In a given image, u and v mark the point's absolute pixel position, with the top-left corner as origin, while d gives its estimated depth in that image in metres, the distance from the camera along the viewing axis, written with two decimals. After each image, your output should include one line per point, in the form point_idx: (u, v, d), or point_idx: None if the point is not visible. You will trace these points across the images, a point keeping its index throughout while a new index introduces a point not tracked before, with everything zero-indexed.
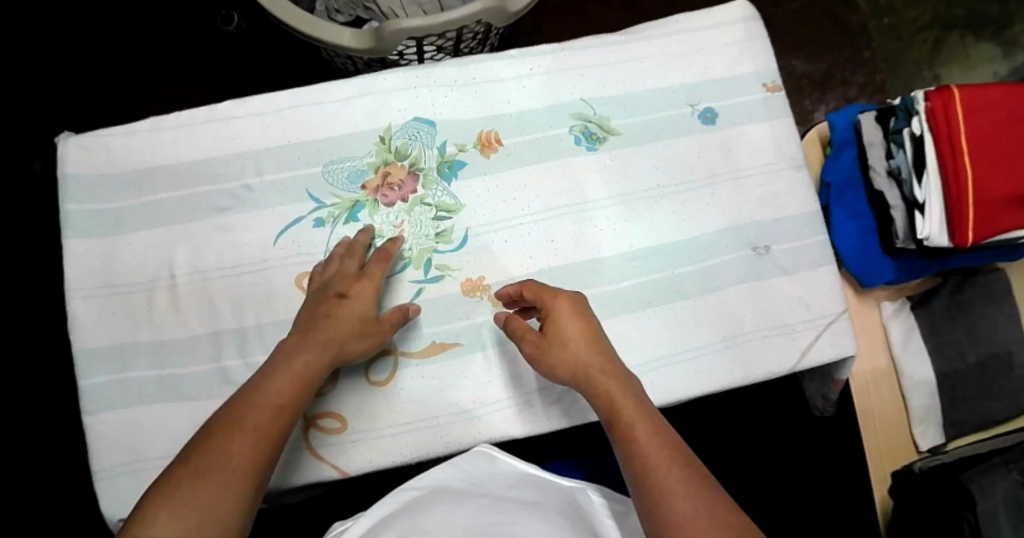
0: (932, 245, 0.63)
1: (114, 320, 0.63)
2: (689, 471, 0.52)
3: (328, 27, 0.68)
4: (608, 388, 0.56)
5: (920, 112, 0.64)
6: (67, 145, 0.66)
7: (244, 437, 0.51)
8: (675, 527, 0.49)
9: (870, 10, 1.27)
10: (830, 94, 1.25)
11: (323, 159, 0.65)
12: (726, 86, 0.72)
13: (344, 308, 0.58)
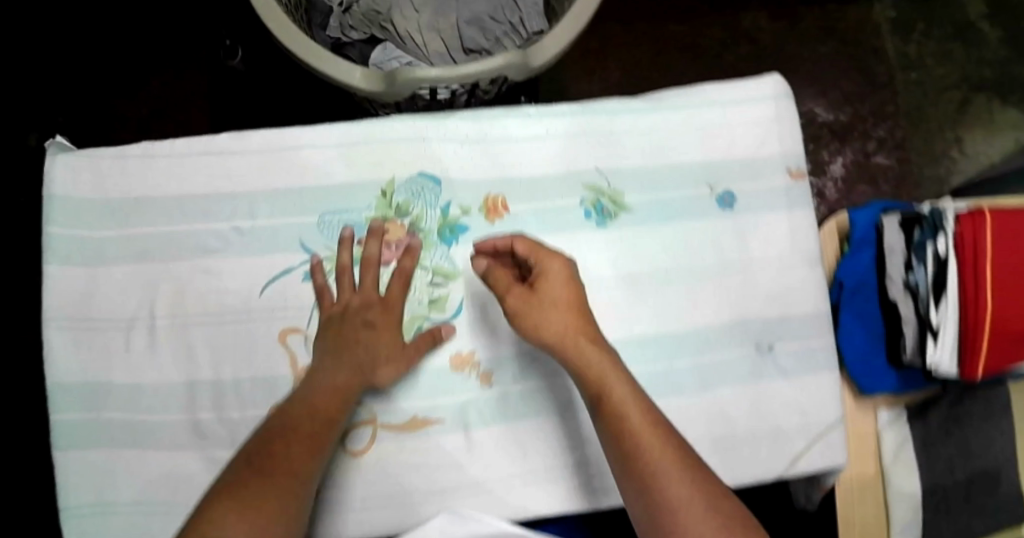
0: (940, 373, 0.62)
1: (90, 356, 0.61)
2: (681, 452, 0.52)
3: (339, 63, 0.63)
4: (596, 360, 0.55)
5: (949, 233, 0.62)
6: (56, 163, 0.63)
7: (290, 458, 0.52)
8: (671, 510, 0.50)
9: (898, 63, 1.21)
10: (848, 145, 1.19)
11: (319, 208, 0.62)
12: (747, 168, 0.68)
13: (371, 336, 0.58)
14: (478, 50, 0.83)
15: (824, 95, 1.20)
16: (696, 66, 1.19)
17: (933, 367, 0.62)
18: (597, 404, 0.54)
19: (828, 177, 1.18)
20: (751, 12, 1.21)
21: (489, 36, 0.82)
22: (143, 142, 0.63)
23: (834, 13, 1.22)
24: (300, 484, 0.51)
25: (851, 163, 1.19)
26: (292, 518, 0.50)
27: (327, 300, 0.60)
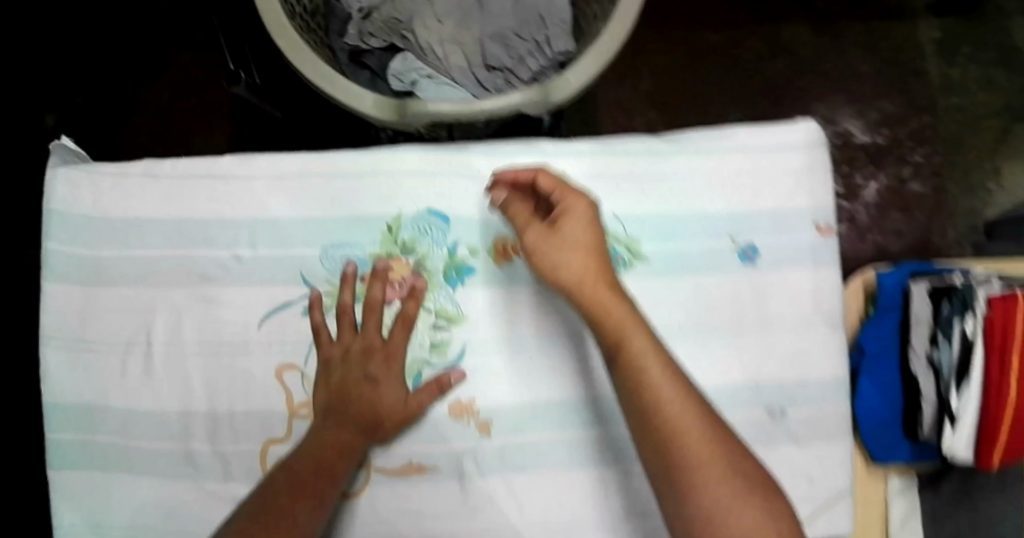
0: (954, 459, 0.61)
1: (85, 378, 0.60)
2: (699, 406, 0.50)
3: (351, 88, 0.61)
4: (614, 306, 0.52)
5: (978, 316, 0.60)
6: (56, 177, 0.61)
7: (290, 515, 0.51)
8: (688, 466, 0.48)
9: (941, 85, 1.09)
10: (884, 169, 1.08)
11: (322, 240, 0.60)
12: (773, 221, 0.65)
13: (373, 391, 0.57)
14: (500, 69, 0.79)
15: (861, 113, 1.09)
16: (724, 73, 1.09)
17: (949, 454, 0.60)
18: (613, 351, 0.52)
19: (861, 202, 1.08)
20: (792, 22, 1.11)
21: (513, 53, 0.79)
22: (146, 161, 0.61)
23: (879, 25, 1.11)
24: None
25: (884, 189, 1.08)
26: None
27: (325, 340, 0.58)
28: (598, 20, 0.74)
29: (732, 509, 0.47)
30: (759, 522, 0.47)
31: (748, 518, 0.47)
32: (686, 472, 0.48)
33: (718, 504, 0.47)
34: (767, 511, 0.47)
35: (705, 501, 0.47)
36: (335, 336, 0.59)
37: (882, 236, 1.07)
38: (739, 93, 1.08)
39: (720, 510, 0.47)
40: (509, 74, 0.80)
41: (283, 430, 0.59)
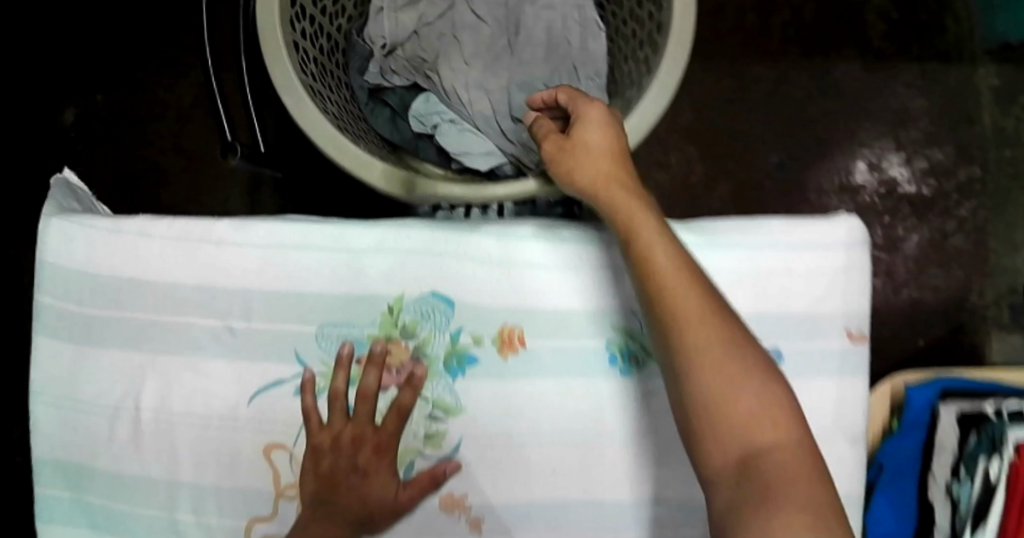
0: None
1: (75, 437, 0.59)
2: (711, 297, 0.45)
3: (359, 154, 0.57)
4: (626, 204, 0.50)
5: (1004, 460, 0.57)
6: (49, 228, 0.59)
7: None
8: (690, 350, 0.43)
9: (993, 136, 1.00)
10: (927, 221, 1.00)
11: (319, 318, 0.57)
12: (804, 326, 0.62)
13: (361, 482, 0.56)
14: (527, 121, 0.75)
15: (908, 158, 1.01)
16: (765, 101, 1.01)
17: None
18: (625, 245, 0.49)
19: (899, 255, 1.00)
20: None
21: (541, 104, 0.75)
22: (141, 219, 0.58)
23: None
24: None
25: (923, 242, 1.00)
26: None
27: (314, 424, 0.56)
28: (634, 83, 0.69)
29: (738, 397, 0.42)
30: (769, 413, 0.41)
31: (755, 410, 0.41)
32: (687, 357, 0.43)
33: (721, 387, 0.42)
34: (781, 407, 0.42)
35: (709, 391, 0.42)
36: (325, 419, 0.57)
37: (918, 292, 0.99)
38: (777, 128, 1.01)
39: (722, 399, 0.42)
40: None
41: (269, 509, 0.57)
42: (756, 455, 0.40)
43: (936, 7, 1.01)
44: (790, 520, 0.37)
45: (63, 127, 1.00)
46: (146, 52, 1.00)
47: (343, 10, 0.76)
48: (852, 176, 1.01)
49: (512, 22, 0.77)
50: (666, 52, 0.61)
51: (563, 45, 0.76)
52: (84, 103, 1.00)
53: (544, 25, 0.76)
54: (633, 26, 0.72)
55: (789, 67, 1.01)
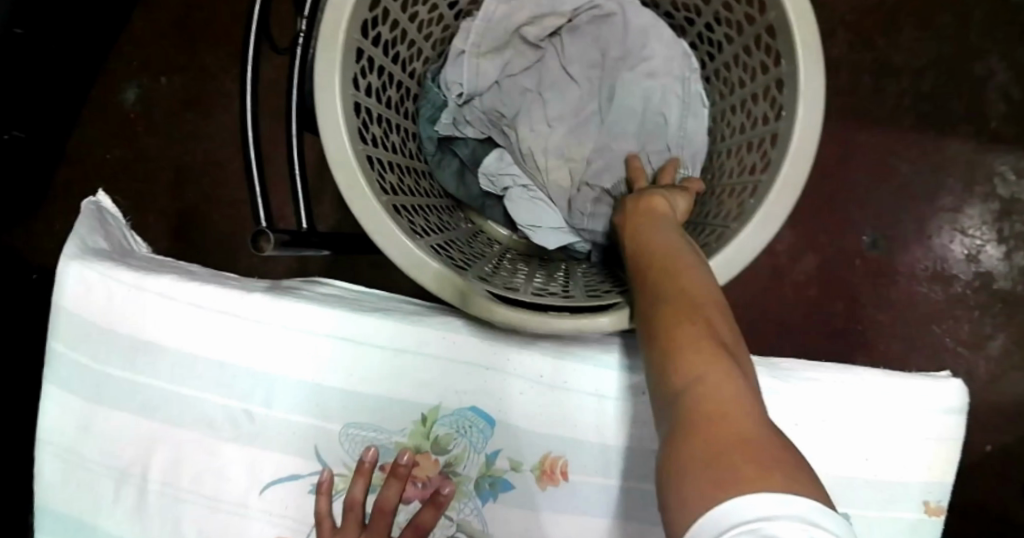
0: None
1: (74, 495, 0.56)
2: (667, 249, 0.41)
3: (407, 244, 0.50)
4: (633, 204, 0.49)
5: None
6: (68, 271, 0.54)
7: None
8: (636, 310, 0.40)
9: None
10: (1019, 321, 0.90)
11: (344, 418, 0.53)
12: (878, 490, 0.56)
13: None
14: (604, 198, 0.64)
15: (1009, 251, 0.90)
16: (857, 176, 0.91)
17: None
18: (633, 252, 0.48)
19: (984, 355, 0.90)
20: None
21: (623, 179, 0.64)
22: (167, 278, 0.54)
23: None
24: None
25: (1010, 344, 0.90)
26: None
27: (326, 530, 0.52)
28: (732, 194, 0.57)
29: (658, 344, 0.36)
30: (688, 344, 0.35)
31: (670, 346, 0.36)
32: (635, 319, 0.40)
33: (653, 334, 0.37)
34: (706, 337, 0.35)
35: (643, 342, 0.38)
36: (338, 523, 0.52)
37: (1000, 398, 0.90)
38: (870, 202, 0.91)
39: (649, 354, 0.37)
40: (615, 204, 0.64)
41: None
42: (672, 401, 0.34)
43: None
44: (689, 465, 0.31)
45: (123, 106, 0.97)
46: (212, 35, 0.96)
47: (419, 52, 0.65)
48: (948, 263, 0.91)
49: (605, 84, 0.65)
50: (779, 174, 0.51)
51: (661, 118, 0.64)
52: (136, 89, 0.96)
53: (642, 94, 0.64)
54: (740, 119, 0.61)
55: (889, 141, 0.91)
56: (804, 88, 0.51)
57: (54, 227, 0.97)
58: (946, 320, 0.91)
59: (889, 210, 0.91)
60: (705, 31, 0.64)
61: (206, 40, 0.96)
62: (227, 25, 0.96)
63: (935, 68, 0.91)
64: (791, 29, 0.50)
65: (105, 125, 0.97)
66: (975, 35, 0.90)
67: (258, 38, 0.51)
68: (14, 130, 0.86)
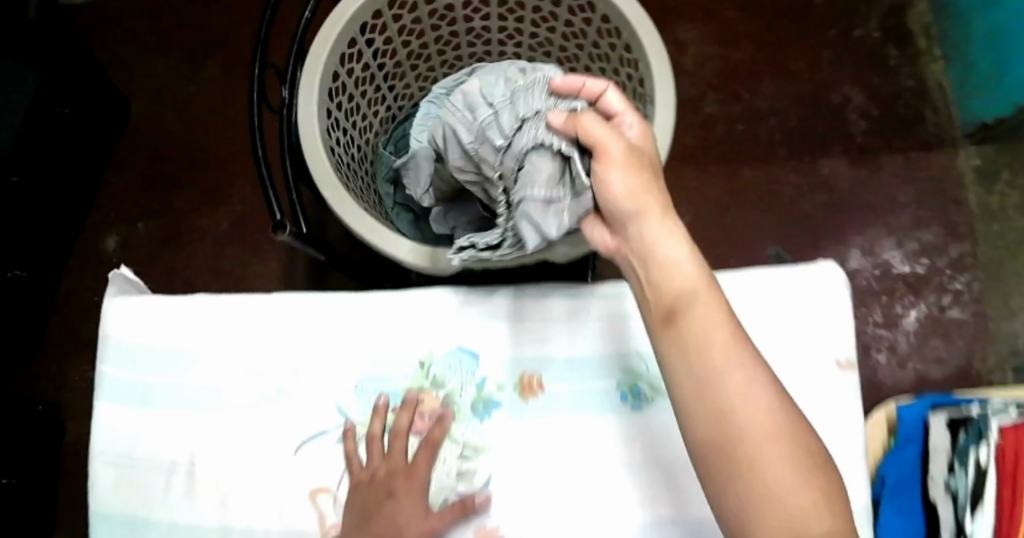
0: None
1: (129, 493, 0.65)
2: (763, 371, 0.49)
3: (389, 234, 0.68)
4: (676, 259, 0.51)
5: (991, 443, 0.63)
6: (112, 305, 0.68)
7: None
8: (745, 430, 0.46)
9: (981, 215, 1.19)
10: (924, 299, 1.18)
11: (357, 376, 0.65)
12: (800, 358, 0.71)
13: (394, 509, 0.60)
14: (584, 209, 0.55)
15: (899, 241, 1.20)
16: (756, 200, 1.21)
17: None
18: (672, 317, 0.51)
19: (899, 330, 1.18)
20: (830, 156, 1.23)
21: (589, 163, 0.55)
22: (199, 296, 0.68)
23: (918, 162, 1.22)
24: None
25: (922, 318, 1.18)
26: None
27: (356, 467, 0.63)
28: None
29: (795, 484, 0.45)
30: (820, 497, 0.45)
31: (804, 491, 0.45)
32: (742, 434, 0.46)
33: (781, 479, 0.45)
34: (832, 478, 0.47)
35: (764, 467, 0.46)
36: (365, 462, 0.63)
37: (923, 363, 1.16)
38: (774, 221, 1.21)
39: (778, 490, 0.45)
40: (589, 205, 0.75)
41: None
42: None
43: (914, 102, 1.23)
44: None
45: (104, 253, 1.11)
46: (203, 172, 1.13)
47: (371, 126, 0.85)
48: (849, 262, 1.19)
49: (505, 110, 0.60)
50: (653, 131, 0.70)
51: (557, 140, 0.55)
52: (126, 228, 1.12)
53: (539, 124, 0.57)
54: None
55: (778, 169, 1.22)
56: (657, 73, 0.71)
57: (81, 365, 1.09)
58: (861, 307, 1.18)
59: (792, 226, 1.21)
60: (585, 71, 0.87)
61: (178, 187, 1.13)
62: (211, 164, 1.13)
63: (797, 109, 1.24)
64: (641, 40, 0.72)
65: (98, 272, 1.11)
66: (827, 77, 1.25)
67: (256, 101, 0.68)
68: (15, 269, 1.00)
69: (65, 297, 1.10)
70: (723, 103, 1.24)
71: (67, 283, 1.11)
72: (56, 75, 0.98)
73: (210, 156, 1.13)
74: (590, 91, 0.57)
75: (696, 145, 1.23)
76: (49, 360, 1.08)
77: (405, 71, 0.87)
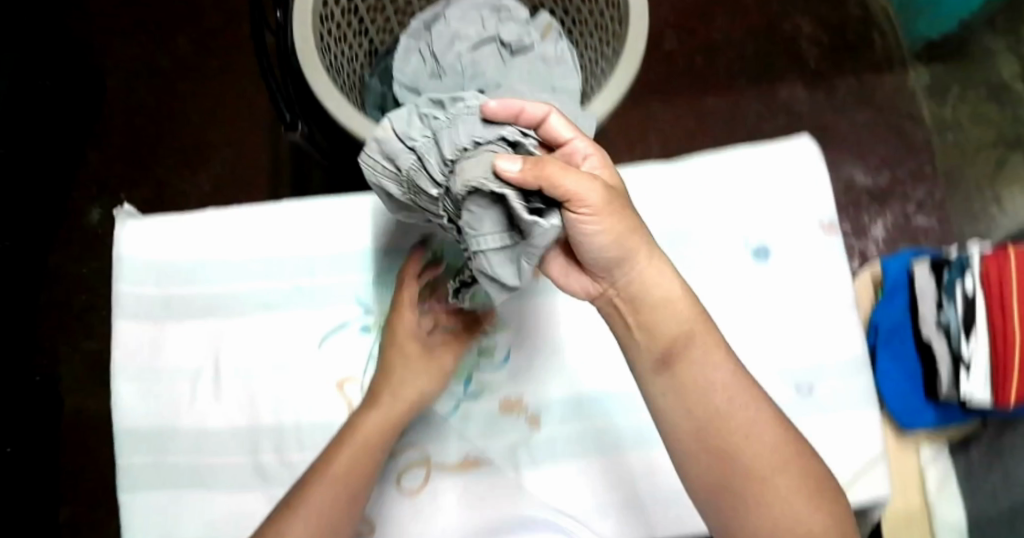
0: (976, 403, 0.69)
1: (153, 403, 0.66)
2: (752, 397, 0.54)
3: None
4: (665, 299, 0.53)
5: (975, 272, 0.71)
6: (124, 228, 0.69)
7: (322, 504, 0.55)
8: (748, 464, 0.53)
9: (936, 127, 1.25)
10: (889, 209, 1.24)
11: (371, 268, 0.68)
12: (785, 224, 0.75)
13: (401, 355, 0.63)
14: (535, 246, 0.48)
15: (862, 156, 1.26)
16: (723, 127, 1.25)
17: (969, 397, 0.69)
18: (669, 363, 0.54)
19: (867, 238, 1.23)
20: (788, 82, 1.27)
21: (542, 206, 0.48)
22: (208, 209, 0.69)
23: (871, 82, 1.28)
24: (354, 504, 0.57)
25: (889, 227, 1.23)
26: (342, 501, 0.56)
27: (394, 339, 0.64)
28: (607, 68, 0.82)
29: (798, 496, 0.52)
30: (816, 502, 0.52)
31: (799, 497, 0.52)
32: (748, 468, 0.53)
33: (785, 499, 0.52)
34: (828, 479, 0.54)
35: (769, 490, 0.52)
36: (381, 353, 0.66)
37: None
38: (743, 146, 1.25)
39: (785, 507, 0.52)
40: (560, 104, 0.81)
41: None
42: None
43: (861, 28, 1.29)
44: None
45: (89, 225, 1.12)
46: (179, 140, 1.13)
47: (356, 58, 0.87)
48: None
49: (431, 151, 0.53)
50: (631, 29, 0.75)
51: (491, 181, 0.46)
52: (111, 200, 1.12)
53: (469, 165, 0.50)
54: (597, 32, 0.86)
55: (740, 96, 1.26)
56: None
57: (83, 340, 1.09)
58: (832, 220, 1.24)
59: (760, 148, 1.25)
60: None
61: (155, 157, 1.13)
62: (186, 131, 1.13)
63: (752, 38, 1.28)
64: None
65: (82, 243, 1.11)
66: (777, 7, 1.29)
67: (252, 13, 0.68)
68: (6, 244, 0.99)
69: (55, 274, 1.10)
70: (681, 39, 1.27)
71: (54, 258, 1.10)
72: (29, 51, 0.97)
73: (186, 128, 1.13)
74: (526, 116, 0.52)
75: (660, 79, 1.26)
76: (46, 337, 1.08)
77: (385, 4, 0.89)
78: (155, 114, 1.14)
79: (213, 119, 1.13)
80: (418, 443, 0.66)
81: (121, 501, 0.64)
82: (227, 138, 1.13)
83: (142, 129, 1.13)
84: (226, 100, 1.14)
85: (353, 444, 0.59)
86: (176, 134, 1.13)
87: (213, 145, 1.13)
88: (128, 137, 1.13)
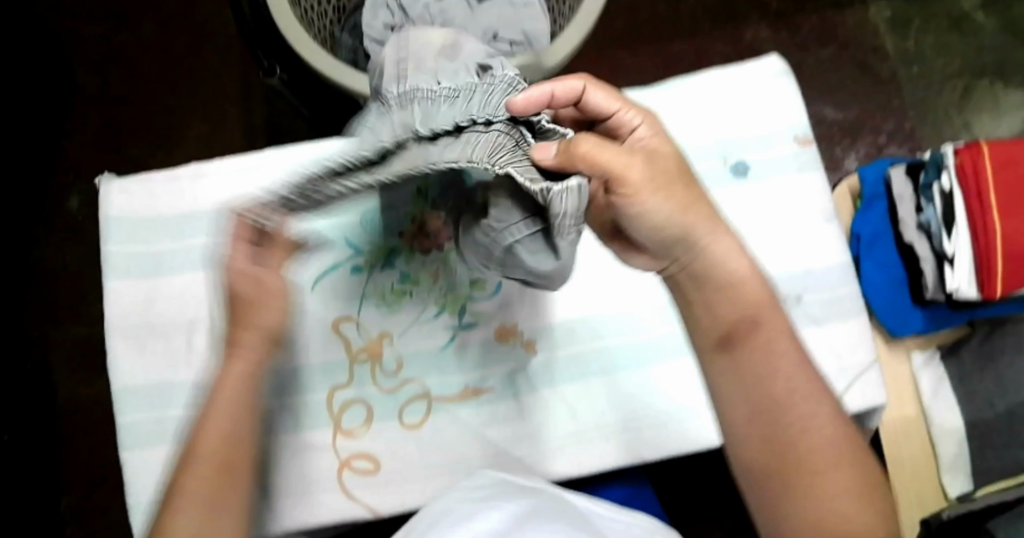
0: (961, 295, 0.73)
1: (152, 357, 0.66)
2: (820, 392, 0.51)
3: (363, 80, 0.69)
4: (730, 276, 0.52)
5: (950, 168, 0.76)
6: (110, 189, 0.69)
7: (201, 490, 0.53)
8: (805, 455, 0.49)
9: (900, 60, 1.26)
10: (861, 141, 1.23)
11: (358, 210, 0.69)
12: (759, 142, 0.76)
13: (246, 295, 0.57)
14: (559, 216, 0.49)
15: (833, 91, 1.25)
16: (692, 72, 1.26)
17: (955, 290, 0.73)
18: (731, 342, 0.51)
19: (842, 172, 1.22)
20: (752, 23, 1.27)
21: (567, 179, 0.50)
22: (192, 163, 0.70)
23: (833, 19, 1.27)
24: (234, 480, 0.55)
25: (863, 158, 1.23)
26: (228, 483, 0.55)
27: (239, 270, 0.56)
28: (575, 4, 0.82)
29: (850, 498, 0.49)
30: (867, 507, 0.49)
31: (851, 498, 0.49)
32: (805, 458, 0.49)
33: (839, 499, 0.49)
34: (882, 480, 0.51)
35: (822, 485, 0.49)
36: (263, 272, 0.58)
37: None
38: None
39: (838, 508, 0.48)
40: (529, 47, 0.82)
41: (346, 376, 0.66)
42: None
43: None
44: None
45: (69, 212, 1.10)
46: (149, 121, 1.12)
47: (325, 13, 0.87)
48: None
49: (438, 108, 0.53)
50: None
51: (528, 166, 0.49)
52: (87, 186, 1.11)
53: (473, 136, 0.50)
54: None
55: (707, 40, 1.27)
56: None
57: (69, 328, 1.08)
58: None
59: None
60: None
61: (127, 141, 1.12)
62: (156, 110, 1.12)
63: None
64: None
65: (64, 232, 1.10)
66: None
67: None
68: None
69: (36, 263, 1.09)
70: None
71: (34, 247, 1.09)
72: None
73: (156, 109, 1.12)
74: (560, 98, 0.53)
75: (627, 28, 1.26)
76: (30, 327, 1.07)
77: None
78: (122, 96, 1.13)
79: (182, 98, 1.13)
80: (420, 377, 0.67)
81: (121, 459, 0.64)
82: (199, 115, 1.12)
83: (110, 112, 1.12)
84: (194, 78, 1.13)
85: (218, 413, 0.56)
86: (146, 115, 1.12)
87: (184, 124, 1.12)
88: (97, 121, 1.12)
